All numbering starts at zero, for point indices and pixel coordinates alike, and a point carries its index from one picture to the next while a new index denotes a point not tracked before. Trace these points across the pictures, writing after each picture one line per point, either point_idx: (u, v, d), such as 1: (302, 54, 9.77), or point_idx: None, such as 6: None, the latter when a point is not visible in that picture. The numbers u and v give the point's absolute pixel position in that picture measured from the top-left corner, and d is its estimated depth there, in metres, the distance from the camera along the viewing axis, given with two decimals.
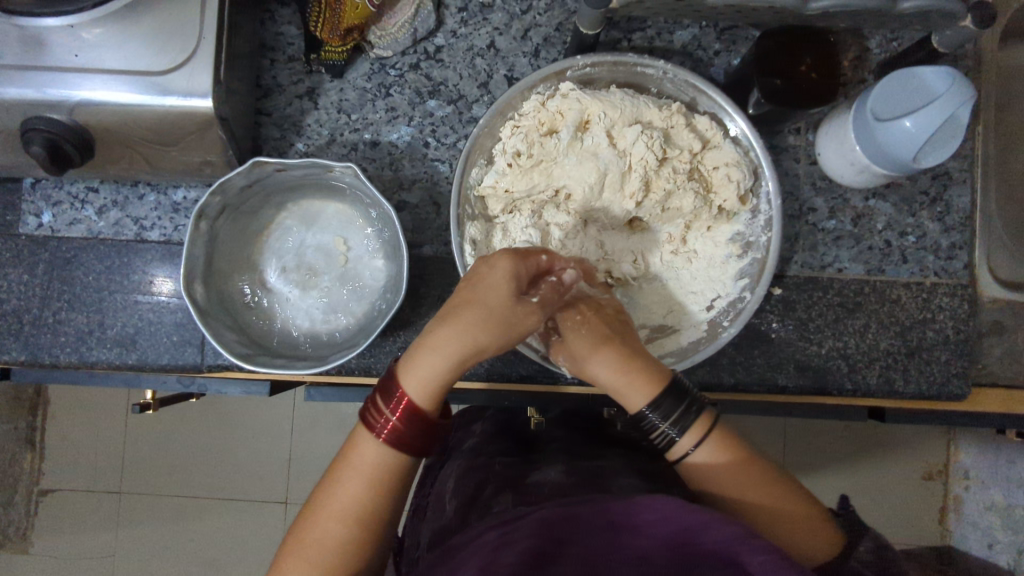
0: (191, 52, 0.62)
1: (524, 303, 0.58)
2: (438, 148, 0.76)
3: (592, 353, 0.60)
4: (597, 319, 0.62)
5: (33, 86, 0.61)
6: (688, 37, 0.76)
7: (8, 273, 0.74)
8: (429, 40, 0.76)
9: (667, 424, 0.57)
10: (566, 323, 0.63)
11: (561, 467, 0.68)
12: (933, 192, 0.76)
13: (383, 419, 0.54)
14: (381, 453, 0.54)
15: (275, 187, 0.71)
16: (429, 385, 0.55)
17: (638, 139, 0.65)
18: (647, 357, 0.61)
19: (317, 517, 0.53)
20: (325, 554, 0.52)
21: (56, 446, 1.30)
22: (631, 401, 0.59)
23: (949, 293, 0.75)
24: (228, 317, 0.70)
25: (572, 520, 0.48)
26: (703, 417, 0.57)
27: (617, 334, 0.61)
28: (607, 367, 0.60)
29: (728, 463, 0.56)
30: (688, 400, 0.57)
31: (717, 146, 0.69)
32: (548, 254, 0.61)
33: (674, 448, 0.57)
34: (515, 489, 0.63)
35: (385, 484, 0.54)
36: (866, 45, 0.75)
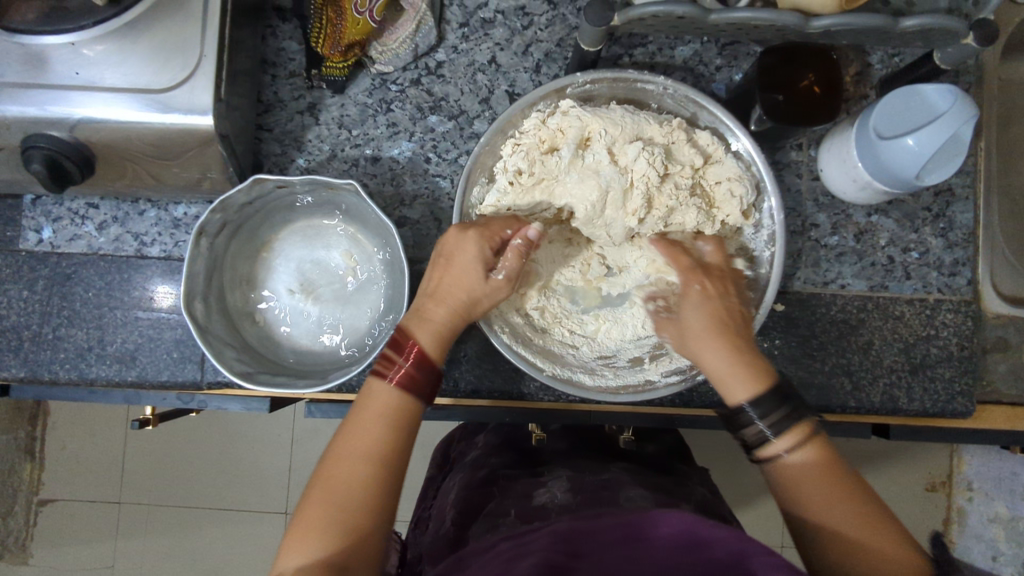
0: (191, 69, 0.62)
1: (494, 275, 0.64)
2: (439, 163, 0.76)
3: (702, 336, 0.60)
4: (719, 303, 0.63)
5: (33, 104, 0.60)
6: (689, 53, 0.76)
7: (8, 289, 0.74)
8: (430, 56, 0.76)
9: (763, 422, 0.54)
10: (688, 295, 0.64)
11: (564, 484, 0.67)
12: (936, 208, 0.75)
13: (397, 365, 0.57)
14: (397, 393, 0.56)
15: (276, 204, 0.71)
16: (437, 338, 0.60)
17: (639, 155, 0.64)
18: (757, 357, 0.59)
19: (340, 461, 0.52)
20: (342, 491, 0.50)
21: (55, 457, 1.29)
22: (730, 393, 0.57)
23: (952, 309, 0.75)
24: (228, 334, 0.70)
25: (587, 532, 0.50)
26: (801, 423, 0.53)
27: (730, 321, 0.61)
28: (715, 354, 0.59)
29: (828, 471, 0.51)
30: (790, 401, 0.55)
31: (720, 161, 0.69)
32: (511, 228, 0.66)
33: (764, 449, 0.54)
34: (519, 507, 0.64)
35: (405, 424, 0.55)
36: (867, 60, 0.75)
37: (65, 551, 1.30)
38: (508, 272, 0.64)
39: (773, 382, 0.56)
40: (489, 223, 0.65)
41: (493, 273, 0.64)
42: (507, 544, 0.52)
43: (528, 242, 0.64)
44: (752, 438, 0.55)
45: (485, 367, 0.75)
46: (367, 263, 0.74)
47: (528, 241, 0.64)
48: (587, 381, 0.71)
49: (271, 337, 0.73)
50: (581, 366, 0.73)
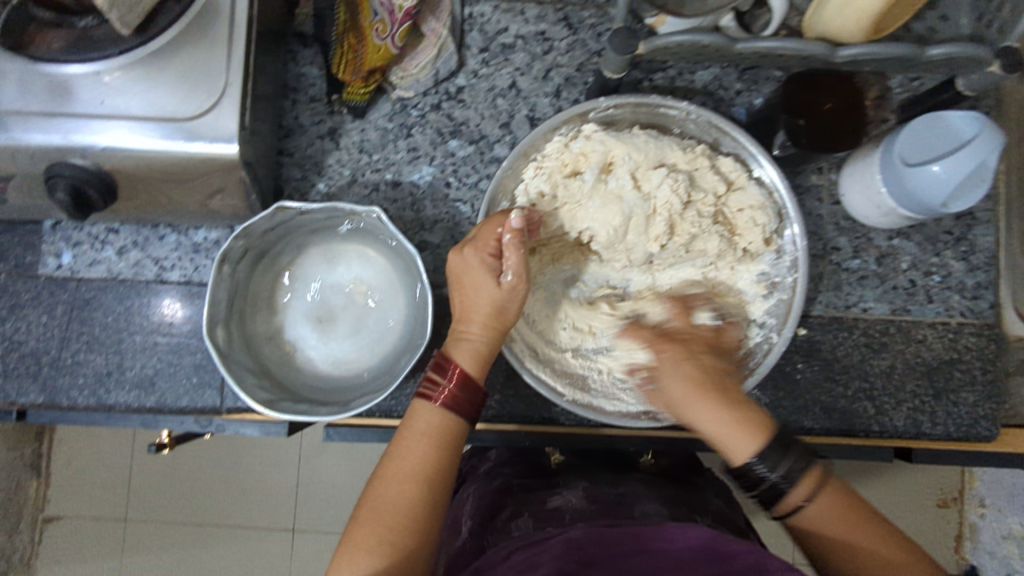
0: (216, 98, 0.62)
1: (500, 286, 0.61)
2: (460, 188, 0.76)
3: (692, 401, 0.56)
4: (689, 361, 0.59)
5: (60, 133, 0.61)
6: (709, 77, 0.76)
7: (27, 314, 0.74)
8: (451, 81, 0.76)
9: (775, 474, 0.53)
10: (661, 366, 0.60)
11: (580, 492, 0.66)
12: (957, 231, 0.76)
13: (441, 388, 0.59)
14: (441, 415, 0.58)
15: (298, 229, 0.72)
16: (479, 357, 0.61)
17: (663, 182, 0.64)
18: (748, 402, 0.56)
19: (388, 482, 0.55)
20: (396, 511, 0.53)
21: (63, 473, 1.28)
22: (734, 453, 0.54)
23: (975, 333, 0.74)
24: (248, 359, 0.69)
25: (601, 543, 0.50)
26: (812, 466, 0.53)
27: (715, 377, 0.58)
28: (710, 412, 0.55)
29: (846, 513, 0.54)
30: (795, 447, 0.53)
31: (742, 188, 0.69)
32: (501, 224, 0.61)
33: (783, 504, 0.54)
34: (532, 512, 0.63)
35: (448, 444, 0.57)
36: (887, 84, 0.75)
37: (74, 569, 1.29)
38: (516, 271, 0.61)
39: (772, 429, 0.54)
40: (480, 229, 0.62)
41: (501, 279, 0.61)
42: (520, 554, 0.51)
43: (519, 234, 0.60)
44: (766, 492, 0.54)
45: (507, 391, 0.76)
46: (388, 290, 0.74)
47: (518, 233, 0.60)
48: (610, 408, 0.70)
49: (290, 363, 0.72)
50: (603, 391, 0.72)
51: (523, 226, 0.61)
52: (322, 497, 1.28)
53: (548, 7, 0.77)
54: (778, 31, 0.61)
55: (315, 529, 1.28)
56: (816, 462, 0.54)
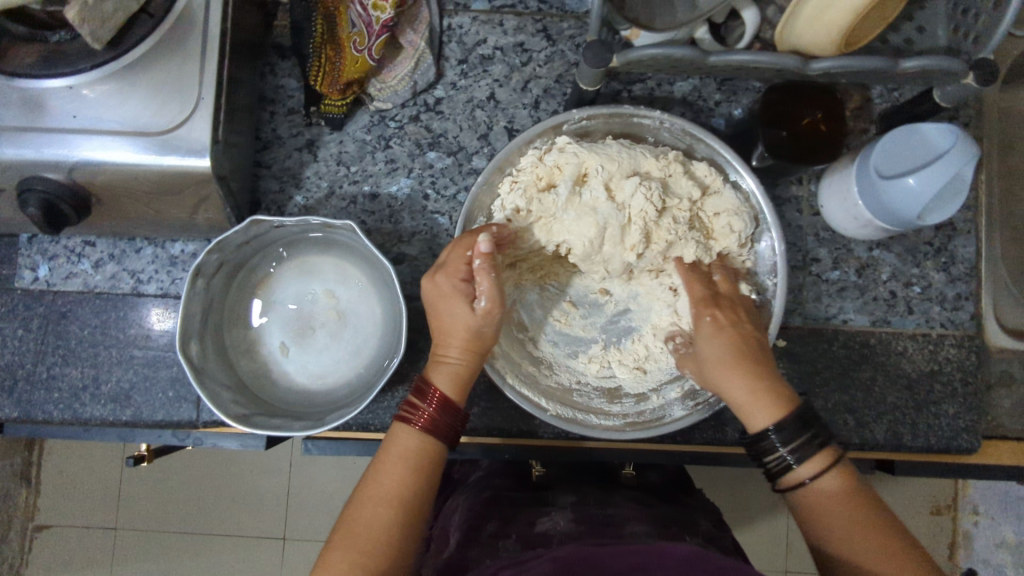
0: (190, 112, 0.62)
1: (473, 311, 0.60)
2: (438, 200, 0.75)
3: (721, 366, 0.59)
4: (734, 330, 0.61)
5: (31, 147, 0.60)
6: (688, 88, 0.76)
7: (3, 328, 0.74)
8: (429, 92, 0.76)
9: (787, 449, 0.54)
10: (700, 330, 0.63)
11: (570, 517, 0.64)
12: (937, 242, 0.75)
13: (420, 411, 0.59)
14: (421, 439, 0.58)
15: (273, 241, 0.71)
16: (458, 380, 0.61)
17: (637, 191, 0.63)
18: (779, 380, 0.58)
19: (363, 506, 0.55)
20: (371, 537, 0.52)
21: (50, 483, 1.28)
22: (753, 418, 0.56)
23: (956, 344, 0.74)
24: (224, 373, 0.69)
25: (589, 559, 0.50)
26: (826, 448, 0.54)
27: (751, 350, 0.60)
28: (736, 383, 0.57)
29: (846, 496, 0.52)
30: (810, 429, 0.54)
31: (719, 192, 0.68)
32: (469, 249, 0.61)
33: (789, 476, 0.54)
34: (519, 534, 0.61)
35: (425, 468, 0.57)
36: (867, 95, 0.75)
37: None
38: (491, 297, 0.60)
39: (795, 406, 0.56)
40: (449, 253, 0.62)
41: (473, 302, 0.60)
42: (508, 571, 0.51)
43: (489, 258, 0.60)
44: (774, 463, 0.55)
45: (485, 404, 0.75)
46: (364, 300, 0.74)
47: (488, 257, 0.60)
48: (593, 421, 0.69)
49: (266, 376, 0.72)
50: (587, 406, 0.71)
51: (492, 249, 0.60)
52: (309, 505, 1.28)
53: (526, 19, 0.77)
54: (752, 43, 0.61)
55: (302, 539, 1.28)
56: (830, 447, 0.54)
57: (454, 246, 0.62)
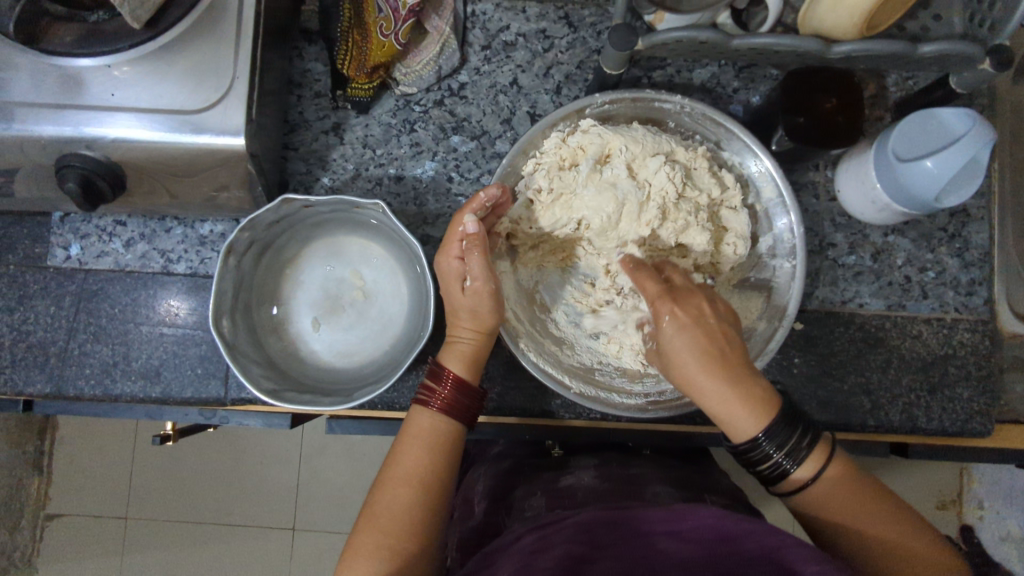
0: (224, 91, 0.63)
1: (468, 290, 0.63)
2: (462, 183, 0.77)
3: (699, 374, 0.56)
4: (700, 326, 0.58)
5: (70, 124, 0.62)
6: (707, 75, 0.77)
7: (35, 305, 0.75)
8: (453, 77, 0.78)
9: (780, 454, 0.53)
10: (664, 330, 0.59)
11: (593, 472, 0.69)
12: (951, 228, 0.77)
13: (437, 393, 0.61)
14: (437, 421, 0.60)
15: (302, 223, 0.73)
16: (468, 359, 0.63)
17: (660, 169, 0.65)
18: (755, 376, 0.56)
19: (386, 487, 0.56)
20: (394, 517, 0.54)
21: (67, 466, 1.29)
22: (738, 428, 0.54)
23: (969, 329, 0.75)
24: (253, 350, 0.70)
25: (609, 528, 0.51)
26: (818, 443, 0.54)
27: (720, 346, 0.57)
28: (717, 391, 0.55)
29: (846, 488, 0.54)
30: (799, 427, 0.54)
31: (734, 208, 0.71)
32: (459, 232, 0.63)
33: (790, 480, 0.54)
34: (545, 491, 0.66)
35: (443, 448, 0.59)
36: (883, 83, 0.76)
37: (77, 562, 1.30)
38: (479, 278, 0.62)
39: (776, 407, 0.54)
40: (447, 235, 0.64)
41: (466, 281, 0.63)
42: (531, 537, 0.53)
43: (477, 237, 0.62)
44: (772, 472, 0.54)
45: (508, 383, 0.76)
46: (388, 281, 0.75)
47: (476, 236, 0.62)
48: (615, 400, 0.70)
49: (294, 354, 0.73)
50: (607, 384, 0.72)
51: (480, 229, 0.62)
52: (323, 491, 1.29)
53: (548, 5, 0.78)
54: (773, 27, 0.62)
55: (316, 525, 1.29)
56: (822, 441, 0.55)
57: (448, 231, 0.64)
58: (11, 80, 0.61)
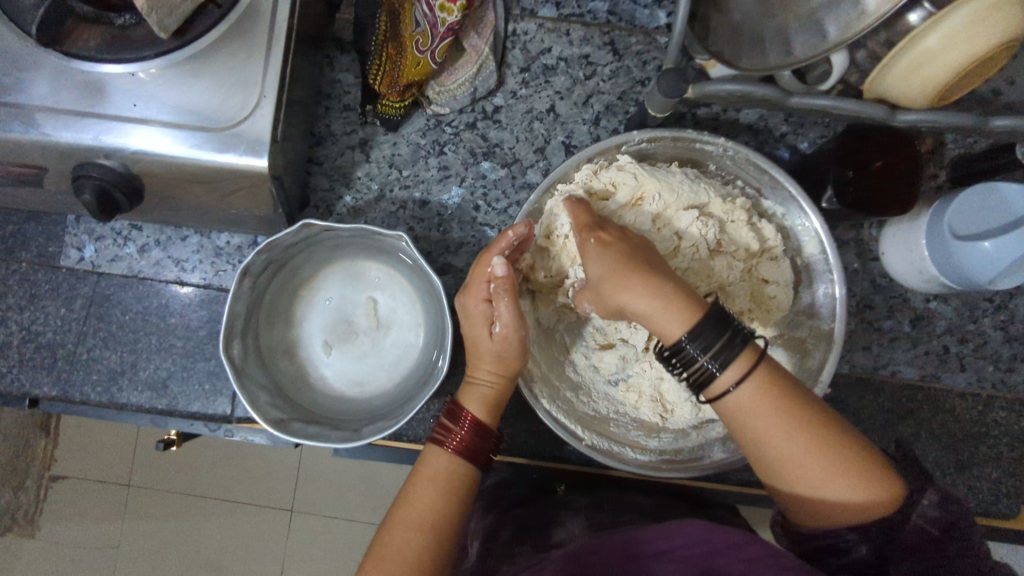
0: (251, 108, 0.60)
1: (496, 335, 0.59)
2: (488, 212, 0.74)
3: (616, 285, 0.53)
4: (623, 245, 0.55)
5: (90, 133, 0.59)
6: (755, 116, 0.73)
7: (46, 306, 0.74)
8: (488, 100, 0.74)
9: (706, 358, 0.50)
10: (588, 251, 0.56)
11: (585, 514, 0.65)
12: (997, 299, 0.73)
13: (453, 434, 0.58)
14: (452, 464, 0.57)
15: (321, 245, 0.71)
16: (488, 402, 0.60)
17: (693, 224, 0.65)
18: (682, 284, 0.53)
19: (395, 530, 0.53)
20: (403, 561, 0.51)
21: (71, 439, 1.30)
22: (665, 331, 0.52)
23: (1005, 407, 0.72)
24: (263, 375, 0.68)
25: (602, 558, 0.48)
26: (748, 345, 0.50)
27: (642, 259, 0.54)
28: (637, 293, 0.52)
29: (777, 397, 0.49)
30: (729, 329, 0.50)
31: (776, 259, 0.69)
32: (487, 272, 0.60)
33: (713, 385, 0.50)
34: (537, 532, 0.62)
35: (457, 493, 0.56)
36: (942, 139, 0.72)
37: (74, 535, 1.31)
38: (507, 322, 0.59)
39: (704, 308, 0.51)
40: (472, 273, 0.61)
41: (494, 325, 0.60)
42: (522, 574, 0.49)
43: (506, 281, 0.59)
44: (697, 375, 0.51)
45: (518, 425, 0.75)
46: (405, 310, 0.73)
47: (505, 280, 0.59)
48: (629, 455, 0.67)
49: (305, 379, 0.72)
50: (621, 435, 0.70)
51: (509, 273, 0.59)
52: (323, 488, 1.29)
53: (594, 30, 0.74)
54: (835, 87, 0.58)
55: (313, 520, 1.29)
56: (752, 344, 0.50)
57: (474, 268, 0.62)
58: (32, 82, 0.59)
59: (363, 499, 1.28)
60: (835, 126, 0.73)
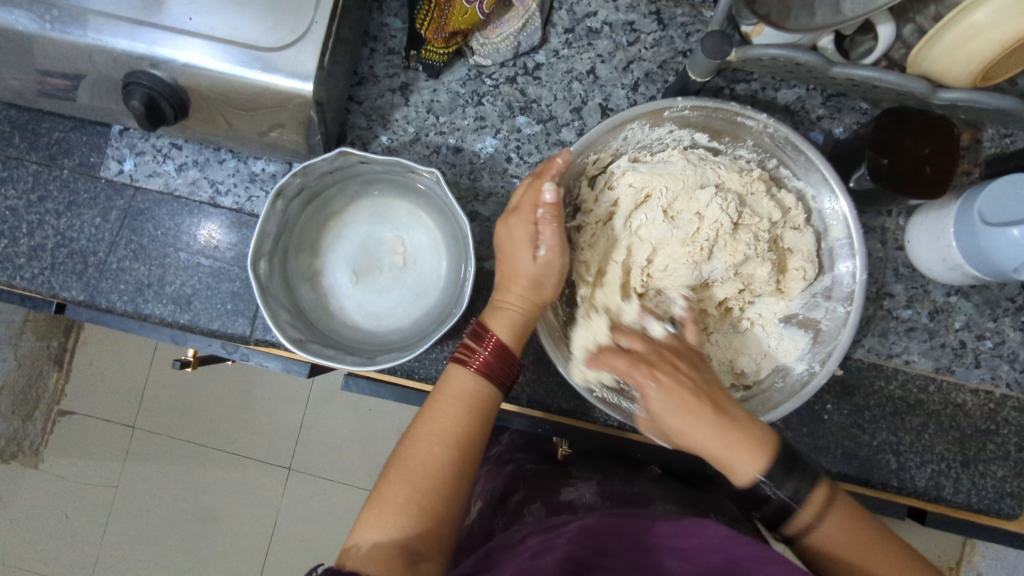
0: (301, 33, 0.62)
1: (533, 258, 0.60)
2: (519, 165, 0.75)
3: (690, 431, 0.53)
4: (683, 382, 0.55)
5: (144, 42, 0.61)
6: (793, 97, 0.74)
7: (82, 214, 0.76)
8: (530, 56, 0.75)
9: (780, 493, 0.52)
10: (649, 394, 0.55)
11: (594, 487, 0.67)
12: (1019, 300, 0.73)
13: (477, 355, 0.58)
14: (477, 384, 0.57)
15: (354, 177, 0.72)
16: (514, 327, 0.60)
17: (712, 201, 0.64)
18: (748, 421, 0.54)
19: (418, 443, 0.54)
20: (427, 471, 0.52)
21: (83, 369, 1.32)
22: (738, 475, 0.52)
23: (1017, 408, 0.72)
24: (285, 296, 0.70)
25: (616, 534, 0.51)
26: (819, 484, 0.53)
27: (705, 393, 0.55)
28: (709, 439, 0.53)
29: (854, 536, 0.52)
30: (797, 466, 0.52)
31: (799, 228, 0.69)
32: (534, 198, 0.60)
33: (791, 521, 0.52)
34: (544, 501, 0.65)
35: (482, 411, 0.57)
36: (979, 135, 0.72)
37: (74, 466, 1.32)
38: (552, 246, 0.60)
39: (773, 450, 0.52)
40: (521, 197, 0.62)
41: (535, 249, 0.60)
42: (535, 538, 0.52)
43: (554, 208, 0.59)
44: (775, 511, 0.53)
45: (530, 374, 0.74)
46: (429, 252, 0.75)
47: (553, 208, 0.60)
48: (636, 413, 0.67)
49: (323, 307, 0.73)
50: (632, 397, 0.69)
51: (557, 201, 0.60)
52: (322, 441, 1.30)
53: None
54: (877, 61, 0.58)
55: (311, 470, 1.30)
56: (820, 482, 0.53)
57: (523, 193, 0.62)
58: None
59: (363, 454, 1.30)
60: (872, 113, 0.74)
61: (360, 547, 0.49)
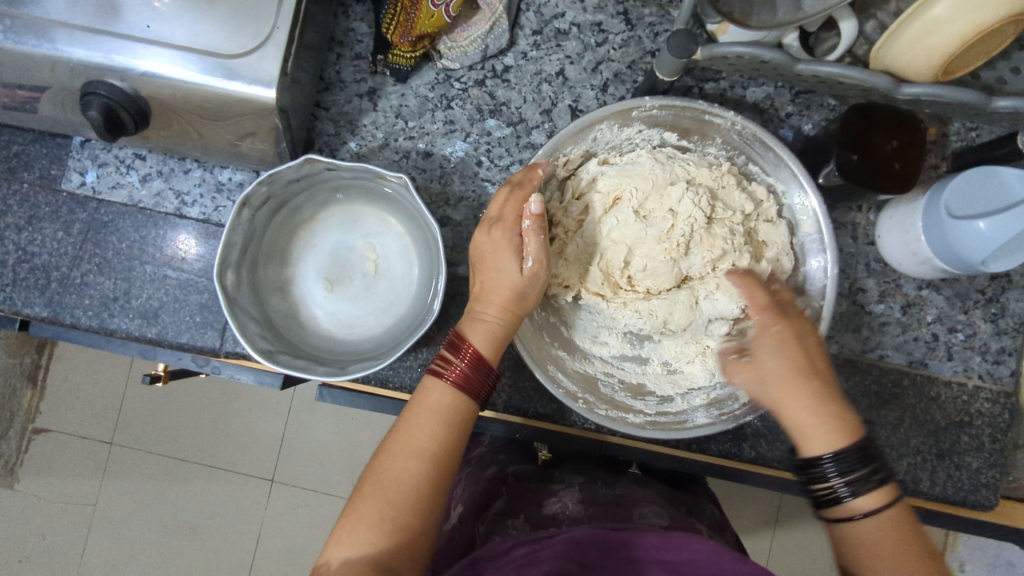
0: (263, 39, 0.60)
1: (513, 270, 0.58)
2: (491, 168, 0.74)
3: (787, 385, 0.54)
4: (801, 345, 0.56)
5: (101, 50, 0.59)
6: (762, 95, 0.74)
7: (43, 228, 0.74)
8: (499, 59, 0.75)
9: (841, 479, 0.50)
10: (766, 339, 0.56)
11: (578, 497, 0.67)
12: (989, 292, 0.73)
13: (453, 366, 0.57)
14: (454, 397, 0.56)
15: (322, 185, 0.71)
16: (493, 339, 0.59)
17: (684, 196, 0.65)
18: (843, 404, 0.53)
19: (394, 457, 0.53)
20: (402, 487, 0.51)
21: (56, 387, 1.29)
22: (809, 442, 0.52)
23: (990, 399, 0.73)
24: (254, 308, 0.69)
25: (601, 547, 0.50)
26: (886, 484, 0.50)
27: (813, 362, 0.55)
28: (802, 400, 0.53)
29: (901, 547, 0.48)
30: (873, 465, 0.50)
31: (772, 221, 0.69)
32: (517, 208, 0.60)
33: (842, 506, 0.51)
34: (527, 513, 0.65)
35: (459, 424, 0.55)
36: (945, 130, 0.73)
37: (48, 485, 1.29)
38: (537, 257, 0.59)
39: (858, 437, 0.51)
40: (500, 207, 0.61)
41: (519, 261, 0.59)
42: (520, 550, 0.51)
43: (539, 220, 0.59)
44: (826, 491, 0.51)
45: (506, 379, 0.74)
46: (401, 259, 0.74)
47: (538, 219, 0.59)
48: (616, 416, 0.67)
49: (294, 317, 0.72)
50: (610, 399, 0.69)
51: (542, 212, 0.59)
52: (302, 453, 1.28)
53: None
54: (842, 58, 0.59)
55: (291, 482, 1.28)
56: (891, 484, 0.50)
57: (502, 200, 0.61)
58: None
59: (345, 464, 1.28)
60: (840, 109, 0.74)
61: (330, 564, 0.49)
